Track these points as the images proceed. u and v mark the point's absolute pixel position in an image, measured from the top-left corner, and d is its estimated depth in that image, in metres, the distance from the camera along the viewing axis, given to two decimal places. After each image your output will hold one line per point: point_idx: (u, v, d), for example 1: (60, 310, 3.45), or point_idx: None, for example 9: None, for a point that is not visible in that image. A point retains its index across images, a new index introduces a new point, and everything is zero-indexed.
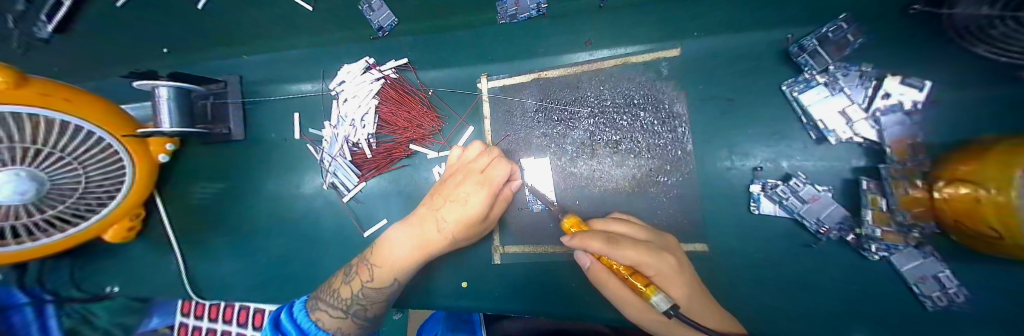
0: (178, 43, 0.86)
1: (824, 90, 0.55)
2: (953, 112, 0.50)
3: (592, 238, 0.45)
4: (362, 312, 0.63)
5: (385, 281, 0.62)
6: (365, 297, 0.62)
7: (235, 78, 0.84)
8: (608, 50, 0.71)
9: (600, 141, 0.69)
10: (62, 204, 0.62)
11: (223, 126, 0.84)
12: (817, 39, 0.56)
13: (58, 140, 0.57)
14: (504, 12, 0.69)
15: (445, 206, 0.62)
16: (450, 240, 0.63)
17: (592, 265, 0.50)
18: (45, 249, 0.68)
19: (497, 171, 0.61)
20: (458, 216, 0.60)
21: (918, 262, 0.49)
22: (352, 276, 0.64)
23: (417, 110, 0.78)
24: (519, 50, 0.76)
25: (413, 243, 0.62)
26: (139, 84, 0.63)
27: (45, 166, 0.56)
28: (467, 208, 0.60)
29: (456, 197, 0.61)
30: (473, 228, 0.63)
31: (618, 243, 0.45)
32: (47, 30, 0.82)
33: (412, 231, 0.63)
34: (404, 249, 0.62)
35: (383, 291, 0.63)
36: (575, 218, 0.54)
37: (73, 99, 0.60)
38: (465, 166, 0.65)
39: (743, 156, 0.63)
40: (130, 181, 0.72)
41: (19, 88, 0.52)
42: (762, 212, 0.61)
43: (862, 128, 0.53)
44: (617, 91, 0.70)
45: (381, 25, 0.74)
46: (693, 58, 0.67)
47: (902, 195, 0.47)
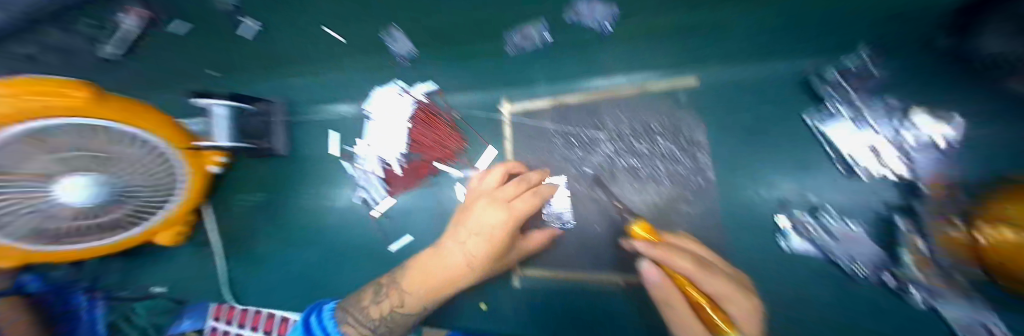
0: (238, 68, 0.98)
1: (851, 123, 0.55)
2: (996, 147, 0.48)
3: (684, 257, 0.47)
4: (386, 331, 0.69)
5: (415, 307, 0.69)
6: (392, 320, 0.69)
7: (283, 99, 0.93)
8: (625, 76, 0.74)
9: (619, 167, 0.71)
10: (126, 203, 0.74)
11: (266, 142, 0.90)
12: (840, 72, 0.57)
13: (117, 149, 0.67)
14: (511, 40, 0.77)
15: (471, 237, 0.67)
16: (473, 271, 0.67)
17: (661, 281, 0.50)
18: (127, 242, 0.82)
19: (520, 203, 0.67)
20: (482, 248, 0.66)
21: (971, 310, 0.46)
22: (382, 298, 0.71)
23: (443, 131, 0.84)
24: (539, 76, 0.80)
25: (440, 270, 0.68)
26: (197, 102, 0.75)
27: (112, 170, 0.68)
28: (490, 238, 0.66)
29: (479, 228, 0.67)
30: (501, 259, 0.68)
31: (705, 268, 0.47)
32: (115, 51, 1.02)
33: (440, 259, 0.69)
34: (431, 278, 0.68)
35: (414, 313, 0.69)
36: (648, 226, 0.56)
37: (144, 114, 0.68)
38: (488, 193, 0.72)
39: (769, 186, 0.62)
40: (184, 189, 0.81)
41: (102, 103, 0.59)
42: (793, 249, 0.58)
43: (892, 162, 0.52)
44: (637, 117, 0.72)
45: (399, 54, 0.85)
46: (713, 86, 0.68)
47: (941, 236, 0.48)
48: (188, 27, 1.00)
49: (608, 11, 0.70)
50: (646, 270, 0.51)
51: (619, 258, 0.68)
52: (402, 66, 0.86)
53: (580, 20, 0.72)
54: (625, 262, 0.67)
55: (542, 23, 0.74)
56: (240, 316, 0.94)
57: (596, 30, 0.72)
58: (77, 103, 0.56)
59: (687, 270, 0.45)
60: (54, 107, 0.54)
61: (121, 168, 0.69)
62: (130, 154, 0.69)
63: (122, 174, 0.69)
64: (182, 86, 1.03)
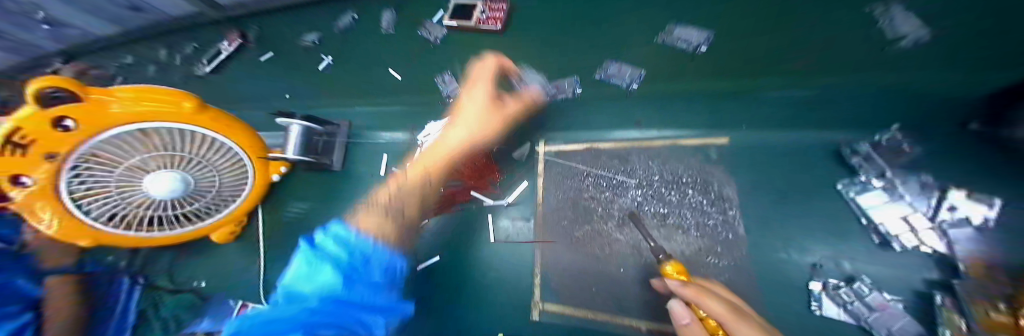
0: (310, 92, 1.14)
1: (883, 194, 0.58)
2: None
3: (716, 297, 0.42)
4: (399, 212, 0.64)
5: (418, 179, 0.73)
6: (398, 203, 0.66)
7: (346, 123, 1.07)
8: (656, 131, 0.81)
9: (647, 212, 0.74)
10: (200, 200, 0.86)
11: (326, 159, 1.03)
12: (871, 146, 0.61)
13: (202, 152, 0.79)
14: (547, 92, 0.90)
15: (452, 130, 0.81)
16: (471, 131, 0.79)
17: (690, 324, 0.44)
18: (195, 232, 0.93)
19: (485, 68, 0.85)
20: (463, 135, 0.79)
21: None
22: (382, 198, 0.67)
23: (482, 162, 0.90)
24: (576, 123, 0.89)
25: (433, 161, 0.77)
26: (280, 120, 0.85)
27: (193, 169, 0.79)
28: (472, 125, 0.79)
29: (461, 121, 0.81)
30: (495, 118, 0.81)
31: (746, 317, 0.39)
32: (203, 70, 1.24)
33: (433, 152, 0.78)
34: (424, 166, 0.75)
35: (421, 183, 0.72)
36: (680, 267, 0.54)
37: (233, 126, 0.80)
38: (465, 96, 0.85)
39: (802, 250, 0.63)
40: (250, 189, 0.95)
41: (203, 113, 0.74)
42: (824, 314, 0.56)
43: (929, 239, 0.53)
44: (667, 168, 0.77)
45: (449, 95, 0.98)
46: (741, 147, 0.73)
47: (982, 318, 0.44)
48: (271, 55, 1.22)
49: (636, 73, 0.83)
50: (675, 310, 0.46)
51: (646, 305, 0.68)
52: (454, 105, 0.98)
53: (609, 77, 0.86)
54: (654, 309, 0.67)
55: (574, 79, 0.89)
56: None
57: (624, 86, 0.84)
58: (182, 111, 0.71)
59: (718, 314, 0.39)
60: (163, 112, 0.69)
61: (200, 167, 0.80)
62: (210, 158, 0.80)
63: (199, 173, 0.81)
64: (254, 101, 1.18)
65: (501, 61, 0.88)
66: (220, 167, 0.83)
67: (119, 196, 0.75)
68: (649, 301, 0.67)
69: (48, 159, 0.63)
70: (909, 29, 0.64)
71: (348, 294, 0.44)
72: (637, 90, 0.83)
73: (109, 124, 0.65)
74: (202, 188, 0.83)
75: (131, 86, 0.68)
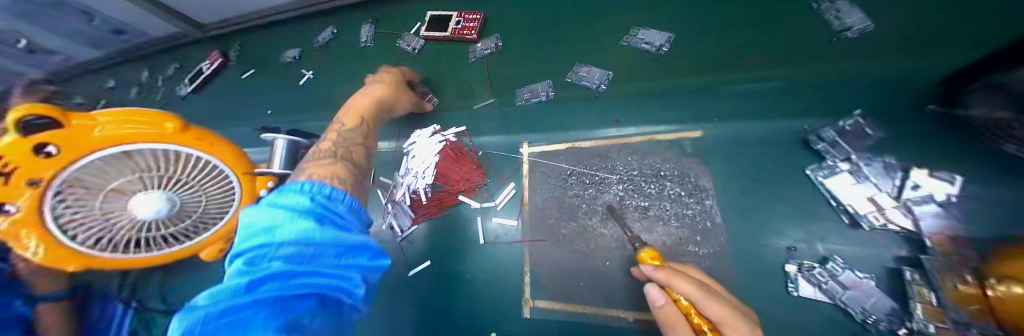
0: (291, 105, 1.13)
1: (850, 176, 0.60)
2: (987, 206, 0.52)
3: (687, 279, 0.44)
4: (349, 154, 0.69)
5: (355, 121, 0.78)
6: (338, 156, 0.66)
7: None
8: (634, 128, 0.83)
9: (629, 206, 0.75)
10: (184, 221, 0.71)
11: None
12: (835, 131, 0.64)
13: (190, 171, 0.66)
14: (520, 96, 0.93)
15: (357, 98, 0.86)
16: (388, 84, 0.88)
17: (663, 304, 0.46)
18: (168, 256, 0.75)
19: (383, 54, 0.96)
20: (370, 95, 0.84)
21: None
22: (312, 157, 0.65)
23: (467, 167, 0.93)
24: (557, 123, 0.91)
25: (351, 119, 0.79)
26: (265, 136, 0.87)
27: (179, 190, 0.65)
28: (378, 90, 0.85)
29: (367, 91, 0.86)
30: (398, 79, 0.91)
31: (715, 296, 0.42)
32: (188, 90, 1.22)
33: (347, 114, 0.81)
34: (342, 123, 0.78)
35: (359, 127, 0.77)
36: (655, 252, 0.55)
37: (217, 143, 0.72)
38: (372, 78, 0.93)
39: (776, 233, 0.64)
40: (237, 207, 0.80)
41: (185, 131, 0.66)
42: (801, 295, 0.57)
43: (895, 217, 0.55)
44: (646, 162, 0.78)
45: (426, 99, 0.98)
46: (714, 139, 0.75)
47: (951, 291, 0.45)
48: (252, 73, 1.24)
49: (604, 74, 0.86)
50: (647, 292, 0.48)
51: (631, 296, 0.69)
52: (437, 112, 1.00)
53: (579, 79, 0.88)
54: (639, 299, 0.68)
55: (548, 83, 0.91)
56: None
57: (593, 88, 0.87)
58: (164, 132, 0.63)
59: (692, 296, 0.41)
60: (152, 134, 0.62)
61: (189, 190, 0.66)
62: (195, 175, 0.67)
63: (186, 194, 0.66)
64: (239, 118, 1.18)
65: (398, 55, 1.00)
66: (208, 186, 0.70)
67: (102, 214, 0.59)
68: (634, 292, 0.69)
69: (30, 185, 0.52)
70: (854, 20, 0.67)
71: (315, 251, 0.39)
72: (605, 91, 0.86)
73: (88, 148, 0.56)
74: (187, 208, 0.68)
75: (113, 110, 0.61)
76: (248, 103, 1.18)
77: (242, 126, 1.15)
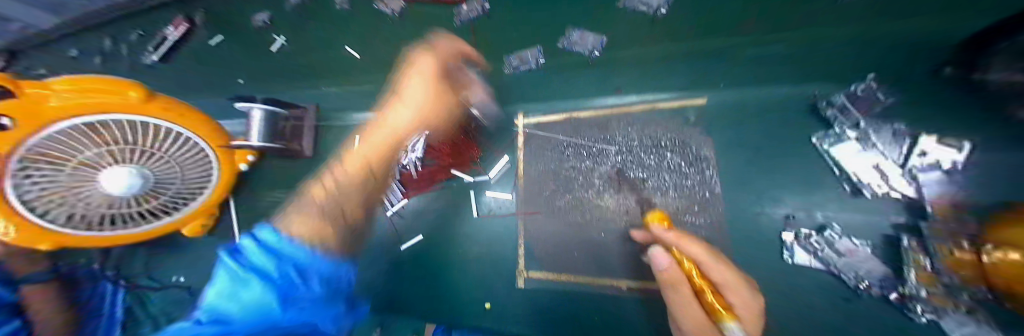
0: (265, 73, 1.03)
1: (856, 144, 0.57)
2: (987, 172, 0.51)
3: (694, 244, 0.54)
4: (341, 205, 0.54)
5: (360, 168, 0.61)
6: (336, 210, 0.53)
7: (313, 106, 0.97)
8: (636, 95, 0.78)
9: (628, 178, 0.73)
10: (160, 197, 0.70)
11: (298, 144, 0.95)
12: (847, 97, 0.59)
13: (165, 146, 0.66)
14: (510, 64, 0.84)
15: (396, 110, 0.70)
16: (418, 112, 0.70)
17: (668, 266, 0.54)
18: (140, 235, 0.74)
19: (448, 46, 0.73)
20: (407, 118, 0.69)
21: (971, 327, 0.45)
22: (311, 203, 0.53)
23: (458, 139, 0.85)
24: (555, 91, 0.84)
25: (373, 149, 0.65)
26: (240, 105, 0.77)
27: (147, 162, 0.64)
28: (417, 106, 0.69)
29: (409, 98, 0.69)
30: (439, 101, 0.71)
31: (721, 262, 0.53)
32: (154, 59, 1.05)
33: (375, 139, 0.67)
34: (364, 153, 0.64)
35: (360, 178, 0.60)
36: (663, 215, 0.65)
37: (191, 115, 0.69)
38: (418, 66, 0.71)
39: (773, 202, 0.64)
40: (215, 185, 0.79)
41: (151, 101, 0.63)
42: (796, 263, 0.58)
43: (898, 184, 0.54)
44: (646, 132, 0.75)
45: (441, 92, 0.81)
46: (719, 106, 0.72)
47: (947, 256, 0.47)
48: (220, 39, 1.08)
49: (598, 39, 0.77)
50: (654, 255, 0.57)
51: (625, 264, 0.69)
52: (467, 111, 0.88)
53: (572, 45, 0.79)
54: (633, 267, 0.69)
55: (538, 49, 0.82)
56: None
57: (585, 54, 0.79)
58: (131, 102, 0.60)
59: (698, 255, 0.52)
60: (110, 103, 0.58)
61: (162, 162, 0.66)
62: (166, 148, 0.66)
63: (158, 168, 0.66)
64: (208, 86, 1.07)
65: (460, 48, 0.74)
66: (183, 161, 0.70)
67: (70, 195, 0.60)
68: (628, 260, 0.69)
69: None
70: None
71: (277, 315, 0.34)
72: (598, 58, 0.78)
73: (50, 117, 0.54)
74: (160, 184, 0.68)
75: (66, 78, 0.57)
76: (216, 70, 1.07)
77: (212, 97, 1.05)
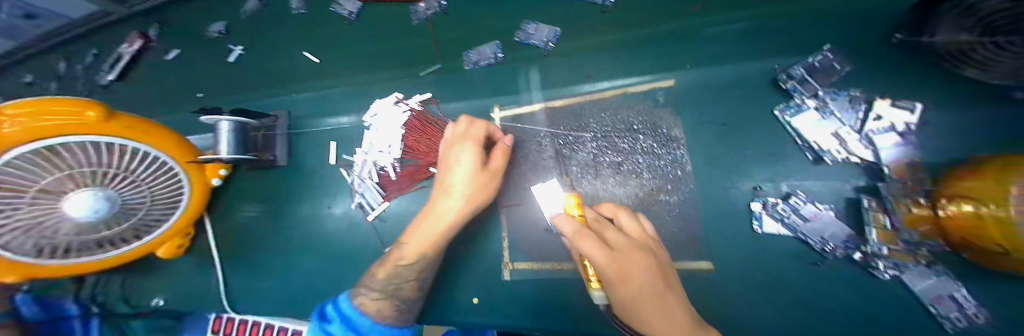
0: (236, 85, 1.01)
1: (815, 113, 0.59)
2: (927, 132, 0.54)
3: (566, 222, 0.54)
4: (399, 291, 0.66)
5: (414, 257, 0.66)
6: (399, 276, 0.66)
7: (284, 113, 0.95)
8: (607, 82, 0.78)
9: (603, 162, 0.74)
10: (128, 221, 0.70)
11: (270, 154, 0.93)
12: (805, 68, 0.61)
13: (135, 166, 0.65)
14: (468, 59, 0.83)
15: (446, 176, 0.68)
16: (467, 196, 0.66)
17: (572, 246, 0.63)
18: (120, 258, 0.77)
19: (474, 131, 0.70)
20: (459, 194, 0.65)
21: (931, 281, 0.48)
22: (386, 261, 0.69)
23: (437, 137, 0.84)
24: (528, 83, 0.84)
25: (433, 225, 0.66)
26: (205, 118, 0.73)
27: (118, 186, 0.64)
28: (465, 194, 0.66)
29: (454, 176, 0.66)
30: (483, 181, 0.67)
31: (584, 238, 0.51)
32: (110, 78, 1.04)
33: (431, 213, 0.67)
34: (427, 230, 0.66)
35: (414, 267, 0.67)
36: (576, 198, 0.63)
37: (151, 132, 0.66)
38: (461, 137, 0.70)
39: (742, 176, 0.65)
40: (187, 203, 0.80)
41: (108, 121, 0.58)
42: (765, 231, 0.60)
43: (857, 148, 0.55)
44: (619, 117, 0.75)
45: None
46: (687, 87, 0.73)
47: (905, 213, 0.48)
48: (177, 54, 1.02)
49: (551, 30, 0.76)
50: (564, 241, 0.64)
51: None
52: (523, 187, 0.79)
53: (526, 38, 0.78)
54: None
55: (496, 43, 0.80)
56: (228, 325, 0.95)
57: (541, 46, 0.78)
58: (90, 122, 0.55)
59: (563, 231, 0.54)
60: (73, 125, 0.55)
61: (128, 184, 0.65)
62: (138, 170, 0.66)
63: (126, 191, 0.65)
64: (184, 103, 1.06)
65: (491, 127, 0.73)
66: (151, 182, 0.69)
67: (37, 226, 0.60)
68: None
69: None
70: None
71: None
72: (553, 49, 0.78)
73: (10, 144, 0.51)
74: (130, 207, 0.67)
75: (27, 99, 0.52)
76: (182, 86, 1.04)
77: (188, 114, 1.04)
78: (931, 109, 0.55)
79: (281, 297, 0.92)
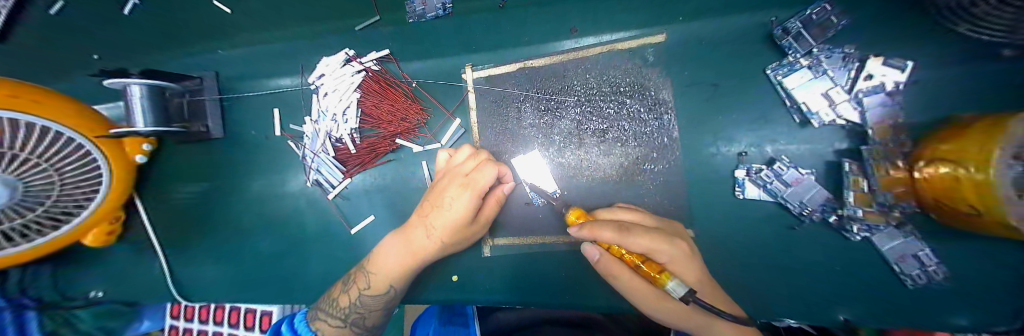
0: (129, 40, 0.79)
1: (807, 73, 0.55)
2: (913, 91, 0.53)
3: (603, 226, 0.45)
4: (361, 321, 0.65)
5: (381, 288, 0.64)
6: (362, 305, 0.64)
7: (212, 73, 0.80)
8: (593, 38, 0.70)
9: (587, 130, 0.68)
10: (39, 207, 0.56)
11: (200, 124, 0.79)
12: (801, 21, 0.54)
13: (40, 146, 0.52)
14: (412, 10, 0.68)
15: (433, 212, 0.62)
16: (441, 237, 0.62)
17: (602, 257, 0.49)
18: (9, 260, 0.59)
19: (481, 177, 0.59)
20: (445, 222, 0.61)
21: (899, 241, 0.50)
22: (351, 285, 0.66)
23: (400, 103, 0.75)
24: (502, 38, 0.72)
25: (402, 252, 0.64)
26: (109, 82, 0.57)
27: (21, 171, 0.51)
28: (449, 234, 0.62)
29: (445, 218, 0.60)
30: (467, 229, 0.63)
31: (631, 231, 0.45)
32: None
33: (402, 241, 0.64)
34: (393, 259, 0.64)
35: (379, 299, 0.65)
36: (580, 210, 0.53)
37: (43, 101, 0.55)
38: (452, 170, 0.64)
39: (729, 141, 0.62)
40: (109, 184, 0.66)
41: None
42: (747, 197, 0.60)
43: (844, 110, 0.53)
44: (604, 78, 0.68)
45: (449, 144, 0.76)
46: (679, 43, 0.65)
47: (883, 176, 0.48)
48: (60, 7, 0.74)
49: None
50: (585, 251, 0.50)
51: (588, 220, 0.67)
52: (503, 210, 0.72)
53: None
54: None
55: None
56: (204, 312, 0.98)
57: None
58: None
59: (609, 239, 0.44)
60: None
61: (37, 170, 0.52)
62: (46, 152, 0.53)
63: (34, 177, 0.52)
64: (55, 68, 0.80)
65: (502, 169, 0.63)
66: (60, 164, 0.56)
67: None
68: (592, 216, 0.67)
69: None
70: None
71: None
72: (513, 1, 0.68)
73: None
74: (30, 198, 0.54)
75: None
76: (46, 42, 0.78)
77: (72, 79, 0.80)
78: (920, 67, 0.53)
79: (243, 285, 0.84)
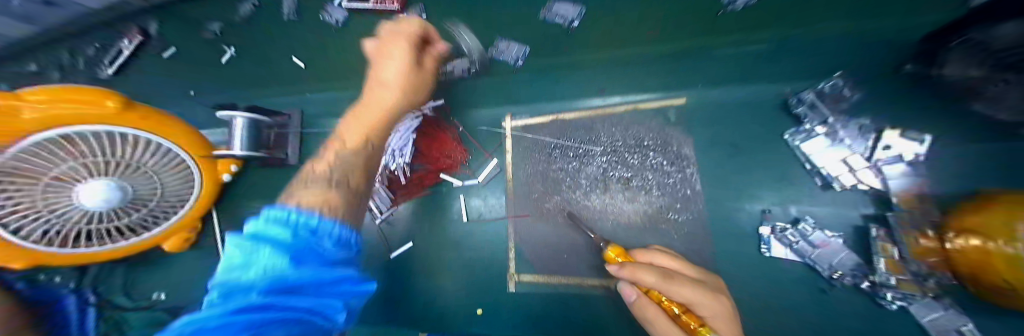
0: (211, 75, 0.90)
1: (825, 139, 0.59)
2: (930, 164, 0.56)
3: (646, 270, 0.47)
4: (344, 177, 0.53)
5: (361, 138, 0.62)
6: (342, 163, 0.56)
7: (298, 113, 0.94)
8: (619, 97, 0.79)
9: (613, 177, 0.74)
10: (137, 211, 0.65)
11: (282, 152, 0.93)
12: (814, 93, 0.61)
13: (144, 157, 0.60)
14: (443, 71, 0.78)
15: (379, 74, 0.67)
16: (397, 89, 0.67)
17: (638, 299, 0.51)
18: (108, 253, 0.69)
19: (407, 27, 0.67)
20: (392, 72, 0.65)
21: (938, 314, 0.49)
22: (321, 160, 0.58)
23: (448, 143, 0.87)
24: (540, 94, 0.83)
25: (369, 110, 0.66)
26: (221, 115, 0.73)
27: (131, 177, 0.60)
28: (400, 80, 0.67)
29: (391, 67, 0.65)
30: (416, 78, 0.69)
31: (674, 280, 0.47)
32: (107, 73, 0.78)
33: (364, 105, 0.67)
34: (367, 113, 0.65)
35: (361, 152, 0.60)
36: (619, 248, 0.57)
37: (167, 120, 0.64)
38: (384, 40, 0.69)
39: (754, 199, 0.66)
40: (196, 196, 0.74)
41: (130, 110, 0.58)
42: (773, 256, 0.62)
43: (864, 176, 0.57)
44: (629, 133, 0.76)
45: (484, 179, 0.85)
46: (698, 107, 0.73)
47: (913, 245, 0.50)
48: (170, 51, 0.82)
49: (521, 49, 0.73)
50: (623, 290, 0.53)
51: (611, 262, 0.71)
52: (532, 246, 0.77)
53: (500, 54, 0.74)
54: None
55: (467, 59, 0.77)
56: None
57: (511, 63, 0.75)
58: (110, 112, 0.55)
59: (652, 285, 0.46)
60: (89, 114, 0.53)
61: (145, 177, 0.61)
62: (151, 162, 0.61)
63: (141, 184, 0.61)
64: None
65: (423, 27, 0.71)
66: (165, 175, 0.65)
67: (50, 213, 0.56)
68: None
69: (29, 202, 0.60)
70: None
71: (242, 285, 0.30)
72: (552, 66, 0.79)
73: (16, 134, 0.48)
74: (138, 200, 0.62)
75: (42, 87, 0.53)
76: None
77: None
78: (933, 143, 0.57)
79: None
